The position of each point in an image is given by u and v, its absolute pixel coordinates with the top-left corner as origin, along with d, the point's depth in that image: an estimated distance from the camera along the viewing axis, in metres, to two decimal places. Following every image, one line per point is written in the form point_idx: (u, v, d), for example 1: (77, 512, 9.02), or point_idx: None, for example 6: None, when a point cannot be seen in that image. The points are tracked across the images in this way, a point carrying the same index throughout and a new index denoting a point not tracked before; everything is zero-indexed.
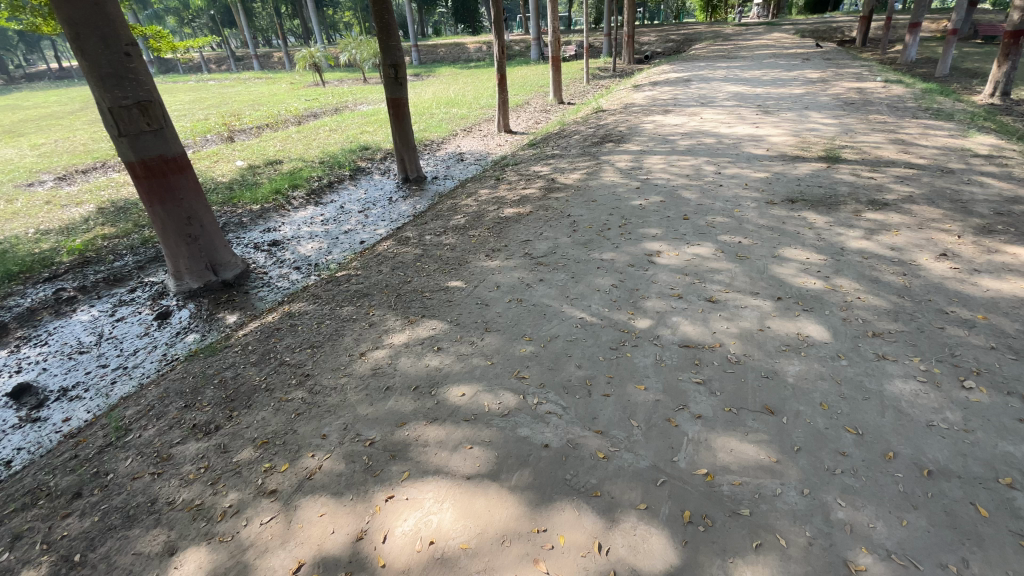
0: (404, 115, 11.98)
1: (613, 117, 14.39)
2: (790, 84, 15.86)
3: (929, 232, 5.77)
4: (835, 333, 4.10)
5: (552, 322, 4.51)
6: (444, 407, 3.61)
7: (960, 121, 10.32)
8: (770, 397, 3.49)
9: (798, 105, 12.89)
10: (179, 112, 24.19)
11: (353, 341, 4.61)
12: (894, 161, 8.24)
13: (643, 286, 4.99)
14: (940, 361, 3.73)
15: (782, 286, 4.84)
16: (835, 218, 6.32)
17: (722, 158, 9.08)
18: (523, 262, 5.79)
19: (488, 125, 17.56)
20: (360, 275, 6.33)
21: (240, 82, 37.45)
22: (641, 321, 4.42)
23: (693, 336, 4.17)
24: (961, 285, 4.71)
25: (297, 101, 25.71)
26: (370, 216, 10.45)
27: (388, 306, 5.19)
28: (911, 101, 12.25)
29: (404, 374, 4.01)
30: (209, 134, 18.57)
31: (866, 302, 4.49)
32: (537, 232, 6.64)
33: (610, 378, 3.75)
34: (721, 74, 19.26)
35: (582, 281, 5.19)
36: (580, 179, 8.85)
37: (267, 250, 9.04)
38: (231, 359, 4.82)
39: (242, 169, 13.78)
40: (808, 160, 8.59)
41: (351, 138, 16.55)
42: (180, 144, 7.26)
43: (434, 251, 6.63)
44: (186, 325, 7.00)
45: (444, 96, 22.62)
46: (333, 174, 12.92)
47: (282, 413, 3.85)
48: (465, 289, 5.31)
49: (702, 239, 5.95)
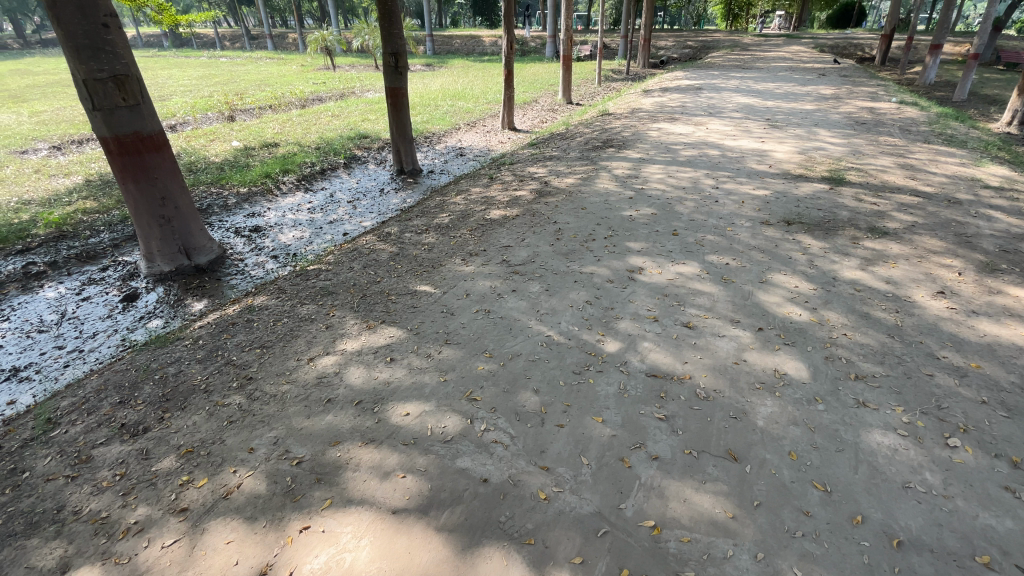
0: (404, 106, 11.68)
1: (619, 121, 14.08)
2: (802, 99, 15.48)
3: (929, 266, 5.46)
4: (815, 372, 3.82)
5: (516, 338, 4.22)
6: (384, 426, 3.33)
7: (973, 149, 9.98)
8: (736, 440, 3.21)
9: (808, 122, 12.54)
10: (185, 88, 23.96)
11: (304, 345, 4.35)
12: (899, 187, 7.91)
13: (618, 306, 4.71)
14: (924, 413, 3.46)
15: (765, 315, 4.55)
16: (832, 244, 6.02)
17: (722, 172, 8.76)
18: (498, 269, 5.51)
19: (492, 121, 17.23)
20: (331, 271, 6.06)
21: (251, 62, 37.15)
22: (611, 345, 4.14)
23: (662, 365, 3.89)
24: (956, 328, 4.41)
25: (304, 84, 25.44)
26: (358, 207, 10.20)
27: (349, 308, 4.92)
28: (925, 125, 11.88)
29: (349, 385, 3.74)
30: (210, 112, 18.30)
31: (853, 340, 4.20)
32: (519, 238, 6.36)
33: (567, 407, 3.47)
34: (734, 84, 18.90)
35: (555, 295, 4.91)
36: (574, 184, 8.56)
37: (246, 236, 8.78)
38: (178, 354, 4.58)
39: (237, 150, 13.53)
40: (810, 180, 8.28)
41: (352, 125, 16.26)
42: (157, 122, 6.99)
43: (411, 251, 6.35)
44: (152, 309, 6.75)
45: (452, 88, 22.32)
46: (328, 162, 12.64)
47: (214, 420, 3.61)
48: (433, 294, 5.03)
49: (689, 257, 5.66)
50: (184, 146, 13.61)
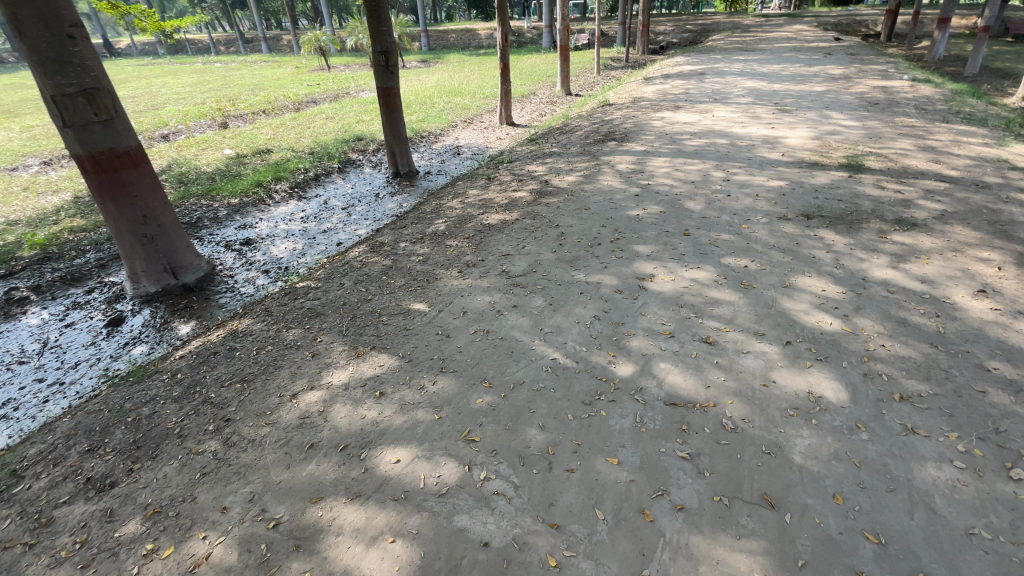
0: (397, 106, 11.27)
1: (620, 112, 13.59)
2: (810, 80, 14.89)
3: (965, 261, 5.01)
4: (854, 394, 3.41)
5: (519, 364, 3.83)
6: (372, 477, 2.96)
7: (995, 127, 9.44)
8: (771, 482, 2.82)
9: (818, 105, 11.99)
10: (178, 95, 23.63)
11: (287, 378, 3.98)
12: (923, 172, 7.42)
13: (629, 321, 4.30)
14: (982, 439, 3.04)
15: (792, 326, 4.13)
16: (856, 239, 5.57)
17: (731, 163, 8.29)
18: (498, 281, 5.12)
19: (489, 117, 16.77)
20: (320, 288, 5.69)
21: (246, 66, 36.78)
22: (624, 368, 3.74)
23: (682, 391, 3.48)
24: (1004, 332, 3.97)
25: (297, 86, 25.05)
26: (353, 214, 9.83)
27: (338, 332, 4.55)
28: (941, 103, 11.32)
29: (334, 427, 3.37)
30: (203, 119, 17.95)
31: (892, 353, 3.78)
32: (519, 245, 5.97)
33: (577, 447, 3.08)
34: (737, 68, 18.32)
35: (560, 311, 4.51)
36: (576, 183, 8.14)
37: (237, 250, 8.43)
38: (153, 391, 4.23)
39: (229, 158, 13.18)
40: (826, 168, 7.81)
41: (346, 127, 15.85)
42: (134, 136, 6.63)
43: (405, 263, 5.96)
44: (136, 335, 6.42)
45: (448, 84, 21.87)
46: (321, 167, 12.26)
47: (186, 472, 3.27)
48: (427, 313, 4.63)
49: (703, 261, 5.23)
50: (175, 156, 13.27)
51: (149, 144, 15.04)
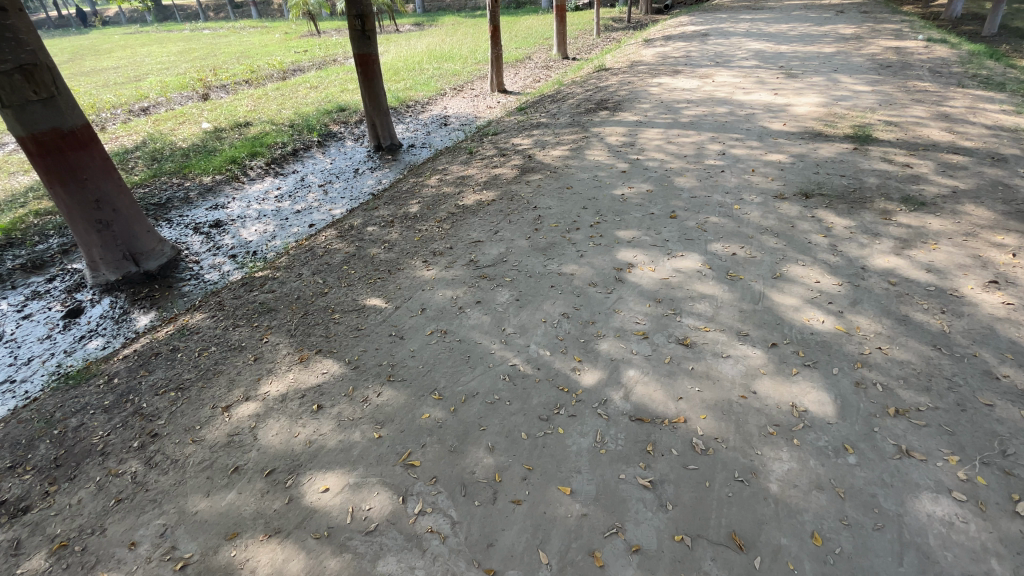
0: (376, 74, 10.64)
1: (616, 77, 12.85)
2: (819, 41, 13.96)
3: (977, 246, 4.56)
4: (842, 408, 3.04)
5: (474, 370, 3.46)
6: (296, 510, 2.66)
7: (1015, 91, 8.74)
8: (742, 518, 2.48)
9: (825, 68, 11.21)
10: (162, 65, 22.77)
11: (223, 388, 3.67)
12: (934, 143, 6.84)
13: (600, 320, 3.92)
14: (985, 464, 2.69)
15: (779, 325, 3.75)
16: (859, 221, 5.11)
17: (728, 135, 7.72)
18: (464, 272, 4.72)
19: (480, 84, 15.96)
20: (278, 278, 5.32)
21: (234, 32, 35.33)
22: (589, 376, 3.37)
23: (651, 404, 3.12)
24: (1017, 332, 3.56)
25: (284, 53, 24.03)
26: (330, 192, 9.37)
27: (286, 331, 4.20)
28: (957, 65, 10.53)
29: (262, 448, 3.06)
30: (184, 91, 17.24)
31: (889, 358, 3.39)
32: (492, 230, 5.54)
33: (527, 473, 2.74)
34: (743, 28, 17.32)
35: (527, 307, 4.12)
36: (561, 157, 7.61)
37: (205, 233, 8.03)
38: (87, 399, 3.91)
39: (207, 132, 12.59)
40: (830, 139, 7.25)
41: (329, 97, 15.14)
42: (80, 115, 6.15)
43: (369, 250, 5.55)
44: (94, 327, 6.08)
45: (439, 49, 20.90)
46: (300, 141, 11.69)
47: (100, 498, 2.97)
48: (383, 309, 4.26)
49: (688, 248, 4.80)
50: (151, 131, 12.70)
51: (127, 118, 14.44)
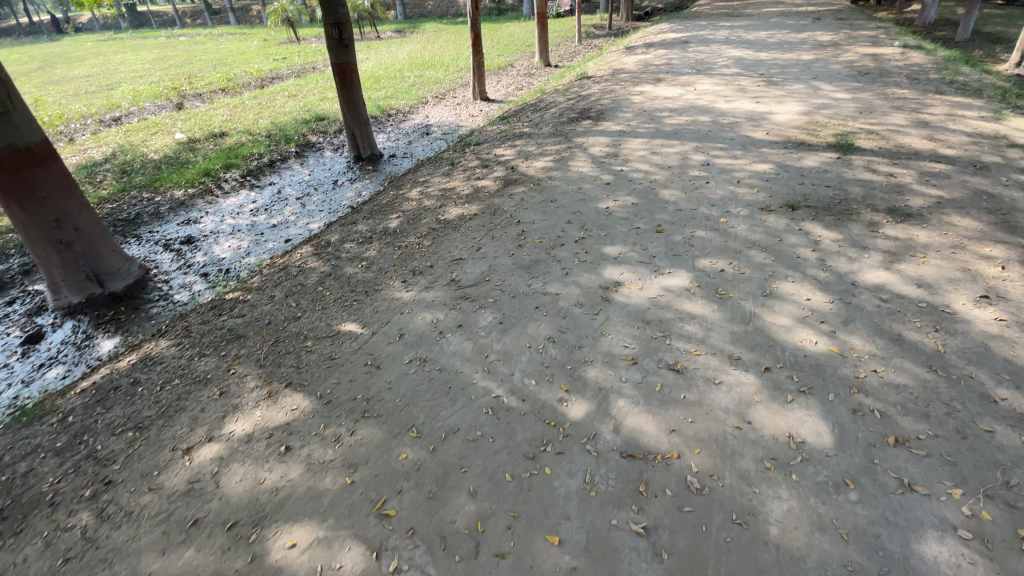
0: (354, 84, 10.42)
1: (599, 85, 12.80)
2: (797, 48, 14.09)
3: (965, 259, 4.51)
4: (841, 439, 2.91)
5: (455, 404, 3.25)
6: (259, 569, 2.43)
7: (991, 97, 8.84)
8: (741, 566, 2.32)
9: (805, 75, 11.27)
10: (136, 73, 22.23)
11: (185, 427, 3.42)
12: (916, 151, 6.85)
13: (587, 345, 3.74)
14: (990, 497, 2.57)
15: (772, 348, 3.61)
16: (847, 234, 5.04)
17: (712, 144, 7.65)
18: (444, 293, 4.51)
19: (463, 92, 15.79)
20: (249, 301, 5.06)
21: (210, 39, 34.75)
22: (576, 408, 3.18)
23: (642, 439, 2.95)
24: (1011, 350, 3.48)
25: (263, 61, 23.62)
26: (307, 204, 9.10)
27: (255, 361, 3.95)
28: (933, 72, 10.66)
29: (224, 497, 2.84)
30: (157, 100, 16.77)
31: (885, 382, 3.27)
32: (474, 247, 5.35)
33: (512, 521, 2.55)
34: (723, 35, 17.45)
35: (511, 331, 3.93)
36: (545, 169, 7.47)
37: (176, 250, 7.71)
38: (37, 441, 3.63)
39: (181, 143, 12.22)
40: (814, 148, 7.22)
41: (308, 106, 14.84)
42: (38, 130, 5.84)
43: (346, 269, 5.32)
44: (55, 353, 5.73)
45: (421, 56, 20.72)
46: (277, 152, 11.39)
47: (46, 558, 2.71)
48: (359, 336, 4.03)
49: (676, 265, 4.66)
50: (122, 142, 12.29)
51: (97, 128, 13.98)
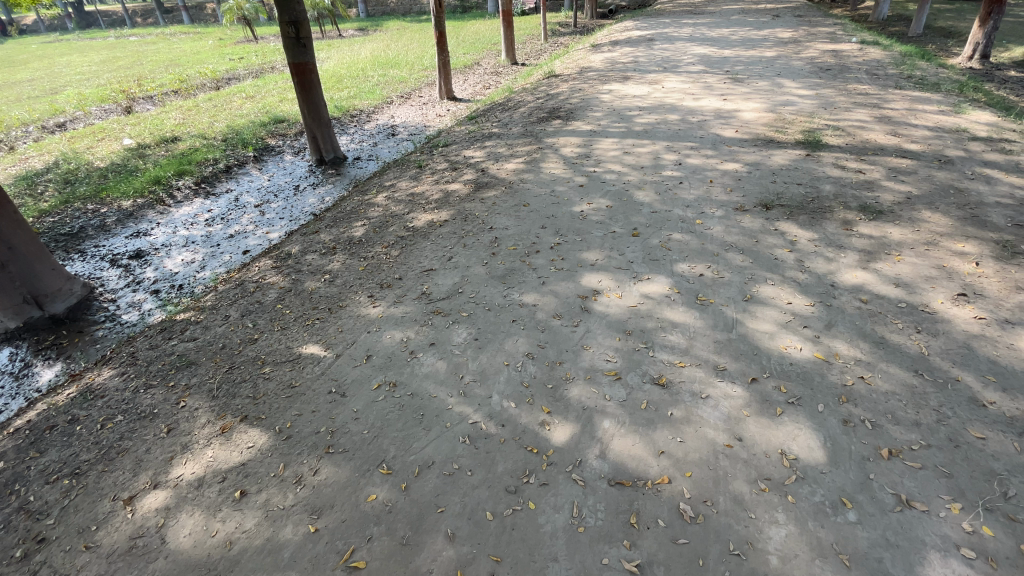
0: (314, 85, 10.00)
1: (567, 84, 12.68)
2: (760, 45, 14.27)
3: (939, 256, 4.51)
4: (834, 454, 2.79)
5: (428, 434, 3.01)
6: None
7: (949, 92, 9.06)
8: None
9: (770, 72, 11.39)
10: (81, 75, 20.99)
11: (128, 472, 3.08)
12: (882, 147, 6.92)
13: (568, 361, 3.55)
14: (989, 511, 2.49)
15: (758, 356, 3.50)
16: (822, 233, 5.00)
17: (683, 143, 7.59)
18: (415, 308, 4.25)
19: (429, 91, 15.42)
20: (202, 322, 4.68)
21: (163, 39, 33.28)
22: (559, 432, 2.98)
23: (630, 464, 2.78)
24: (994, 350, 3.45)
25: (219, 61, 22.64)
26: (267, 212, 8.65)
27: (207, 393, 3.63)
28: (892, 66, 10.90)
29: (172, 554, 2.54)
30: (104, 103, 15.84)
31: (873, 389, 3.19)
32: (444, 256, 5.11)
33: (495, 566, 2.34)
34: (687, 32, 17.59)
35: (486, 348, 3.70)
36: (516, 171, 7.27)
37: (123, 266, 7.18)
38: None
39: (130, 149, 11.51)
40: (783, 145, 7.23)
41: (266, 108, 14.22)
42: None
43: (308, 283, 4.98)
44: None
45: (384, 55, 20.19)
46: (234, 157, 10.85)
47: None
48: (321, 359, 3.74)
49: (654, 270, 4.53)
50: (65, 150, 11.50)
51: (38, 135, 13.08)
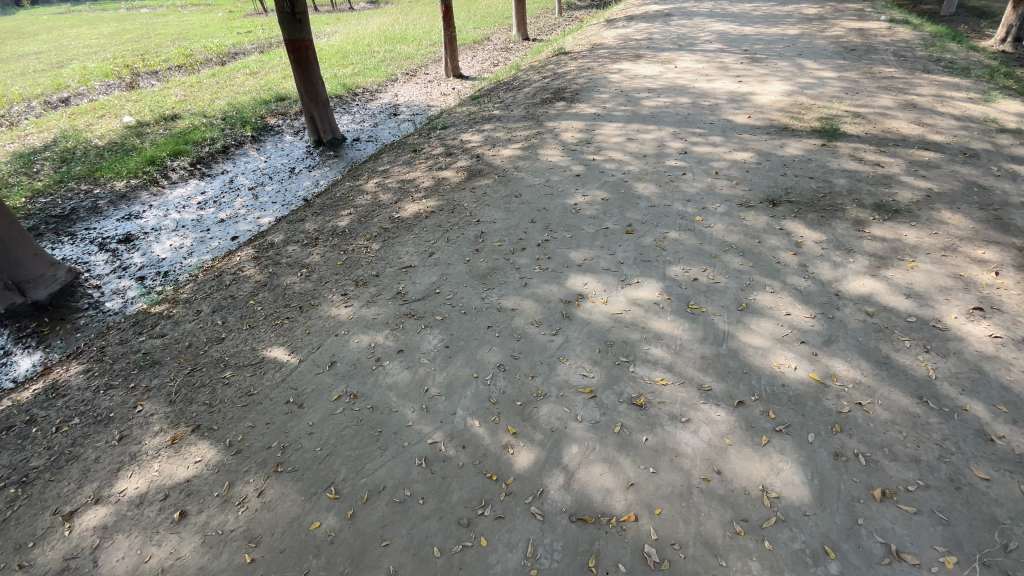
0: (311, 62, 9.66)
1: (576, 62, 12.14)
2: (783, 22, 13.48)
3: (956, 263, 4.14)
4: (821, 493, 2.54)
5: (382, 455, 2.82)
6: None
7: (980, 76, 8.43)
8: None
9: (790, 52, 10.74)
10: (89, 49, 20.77)
11: (74, 483, 2.94)
12: (904, 137, 6.44)
13: (541, 375, 3.31)
14: (987, 566, 2.23)
15: (748, 375, 3.22)
16: (831, 233, 4.64)
17: (690, 130, 7.15)
18: (388, 309, 4.03)
19: (435, 68, 14.95)
20: (173, 318, 4.52)
21: (174, 11, 32.89)
22: (523, 458, 2.77)
23: (594, 496, 2.56)
24: (1008, 375, 3.13)
25: (226, 35, 22.25)
26: (260, 196, 8.46)
27: (165, 397, 3.47)
28: (922, 47, 10.20)
29: None
30: (109, 79, 15.66)
31: (872, 418, 2.91)
32: (427, 251, 4.86)
33: None
34: (706, 7, 16.72)
35: (457, 358, 3.47)
36: (512, 157, 6.94)
37: (111, 251, 7.06)
38: None
39: (128, 127, 11.35)
40: (798, 134, 6.77)
41: (268, 85, 13.92)
42: None
43: (284, 278, 4.79)
44: None
45: (392, 29, 19.61)
46: (232, 137, 10.64)
47: None
48: (284, 365, 3.55)
49: (645, 273, 4.24)
50: (65, 127, 11.38)
51: (41, 111, 12.97)
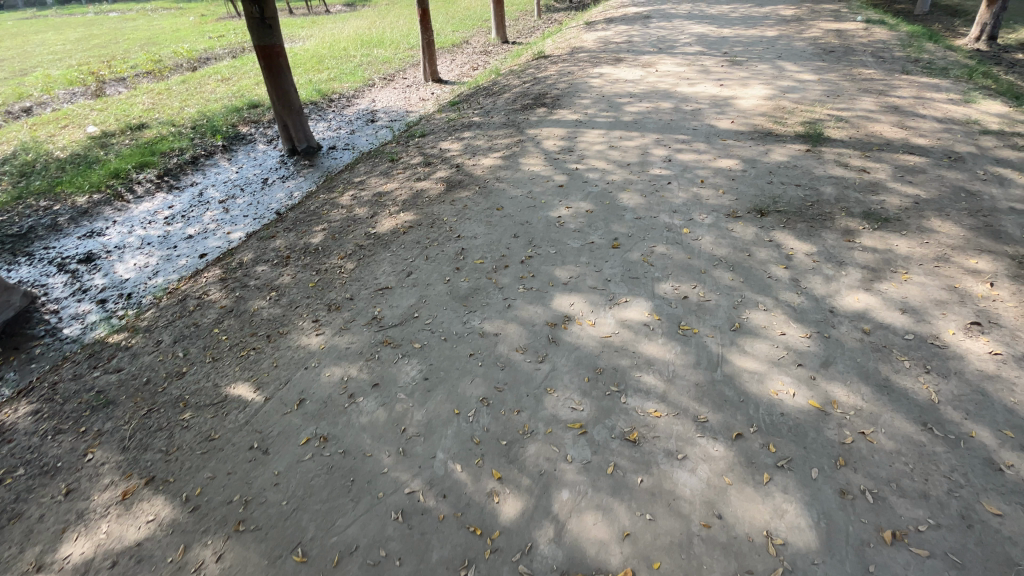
0: (283, 68, 9.32)
1: (556, 66, 11.99)
2: (761, 24, 13.51)
3: (950, 274, 4.04)
4: (828, 537, 2.37)
5: (355, 509, 2.58)
6: None
7: (958, 77, 8.46)
8: None
9: (770, 54, 10.71)
10: (53, 56, 20.03)
11: (12, 548, 2.64)
12: (888, 141, 6.38)
13: (527, 409, 3.09)
14: None
15: (745, 404, 3.05)
16: (821, 244, 4.52)
17: (674, 136, 7.02)
18: (362, 337, 3.79)
19: (413, 72, 14.67)
20: (131, 349, 4.21)
21: (144, 15, 32.03)
22: (509, 507, 2.56)
23: (588, 551, 2.36)
24: (1011, 396, 3.01)
25: (197, 40, 21.67)
26: (231, 209, 8.11)
27: (118, 443, 3.18)
28: (899, 48, 10.25)
29: None
30: (73, 87, 15.06)
31: (876, 449, 2.76)
32: (404, 270, 4.62)
33: None
34: (685, 8, 16.72)
35: (436, 392, 3.24)
36: (493, 167, 6.73)
37: (71, 272, 6.67)
38: None
39: (92, 138, 10.86)
40: (782, 139, 6.68)
41: (240, 92, 13.49)
42: None
43: (252, 302, 4.50)
44: None
45: (369, 33, 19.27)
46: (202, 147, 10.24)
47: None
48: (248, 404, 3.28)
49: (633, 291, 4.06)
50: (24, 139, 10.85)
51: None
